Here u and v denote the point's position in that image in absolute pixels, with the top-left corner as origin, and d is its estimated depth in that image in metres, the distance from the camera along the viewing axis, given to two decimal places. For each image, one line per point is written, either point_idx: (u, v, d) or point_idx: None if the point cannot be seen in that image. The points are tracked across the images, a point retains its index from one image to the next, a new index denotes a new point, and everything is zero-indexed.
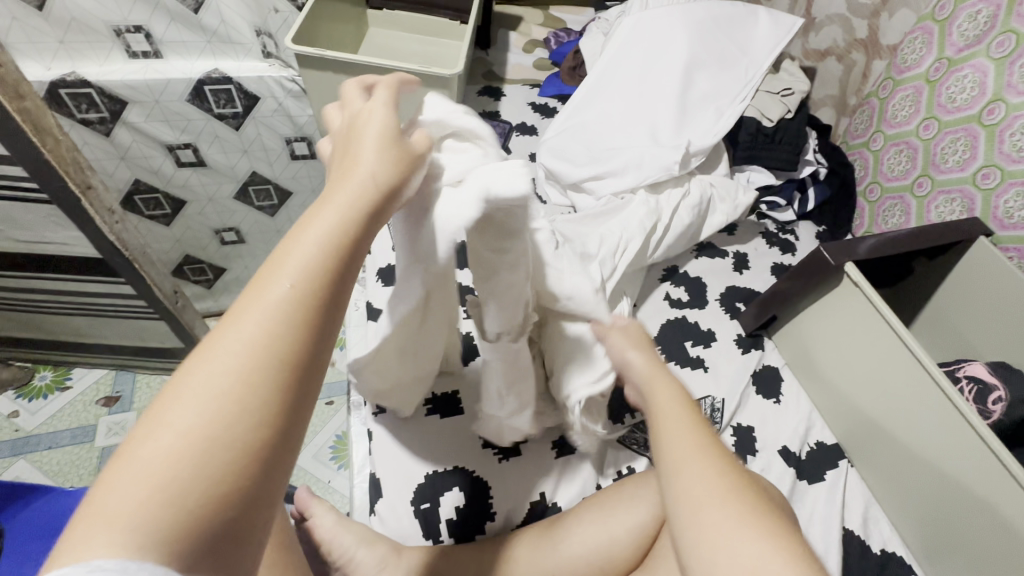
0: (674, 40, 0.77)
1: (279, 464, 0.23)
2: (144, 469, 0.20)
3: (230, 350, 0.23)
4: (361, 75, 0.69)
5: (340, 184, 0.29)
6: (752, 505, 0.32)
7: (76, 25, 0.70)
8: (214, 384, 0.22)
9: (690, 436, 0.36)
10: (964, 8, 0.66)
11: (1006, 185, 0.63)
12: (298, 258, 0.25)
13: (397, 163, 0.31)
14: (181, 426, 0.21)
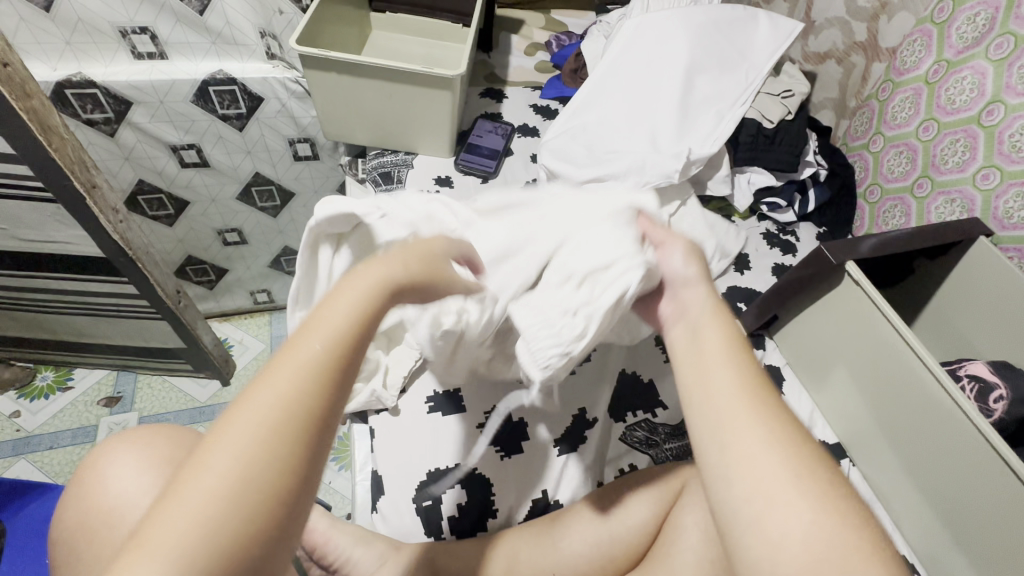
0: (675, 43, 0.77)
1: (296, 509, 0.27)
2: (185, 509, 0.24)
3: (263, 406, 0.27)
4: (365, 76, 0.69)
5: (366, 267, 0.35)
6: (825, 480, 0.29)
7: (83, 26, 0.70)
8: (250, 436, 0.26)
9: (754, 401, 0.32)
10: (963, 10, 0.67)
11: (1006, 186, 0.63)
12: (327, 330, 0.30)
13: (417, 258, 0.37)
14: (220, 471, 0.25)
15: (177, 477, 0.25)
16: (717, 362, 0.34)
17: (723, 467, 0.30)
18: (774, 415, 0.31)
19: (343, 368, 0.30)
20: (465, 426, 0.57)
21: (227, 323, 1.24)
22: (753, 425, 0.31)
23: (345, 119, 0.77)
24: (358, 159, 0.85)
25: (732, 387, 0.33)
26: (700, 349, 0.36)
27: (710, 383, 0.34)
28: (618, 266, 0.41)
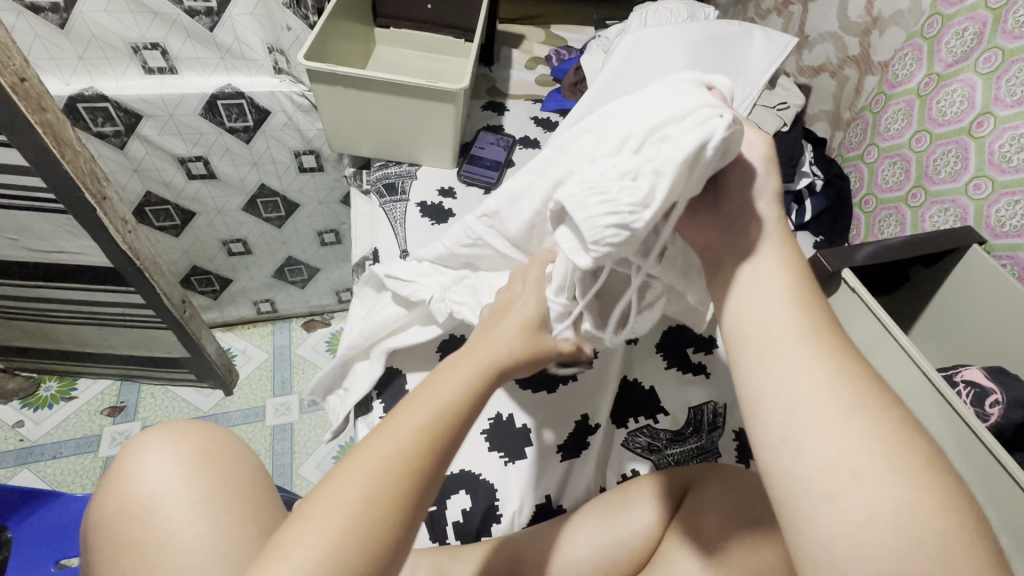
0: (673, 58, 0.79)
1: (395, 554, 0.32)
2: (318, 534, 0.30)
3: (386, 453, 0.33)
4: (370, 90, 0.71)
5: (486, 346, 0.42)
6: (919, 456, 0.29)
7: (96, 42, 0.72)
8: (372, 478, 0.32)
9: (839, 376, 0.32)
10: (951, 26, 0.69)
11: (998, 195, 0.64)
12: (442, 395, 0.36)
13: (525, 342, 0.44)
14: (351, 502, 0.31)
15: (313, 502, 0.32)
16: (789, 335, 0.34)
17: (798, 445, 0.30)
18: (853, 387, 0.31)
19: (453, 431, 0.35)
20: (469, 433, 0.57)
21: (230, 333, 1.25)
22: (830, 400, 0.31)
23: (350, 131, 0.79)
24: (362, 171, 0.87)
25: (803, 366, 0.32)
26: (766, 320, 0.35)
27: (783, 361, 0.33)
28: (695, 115, 0.35)
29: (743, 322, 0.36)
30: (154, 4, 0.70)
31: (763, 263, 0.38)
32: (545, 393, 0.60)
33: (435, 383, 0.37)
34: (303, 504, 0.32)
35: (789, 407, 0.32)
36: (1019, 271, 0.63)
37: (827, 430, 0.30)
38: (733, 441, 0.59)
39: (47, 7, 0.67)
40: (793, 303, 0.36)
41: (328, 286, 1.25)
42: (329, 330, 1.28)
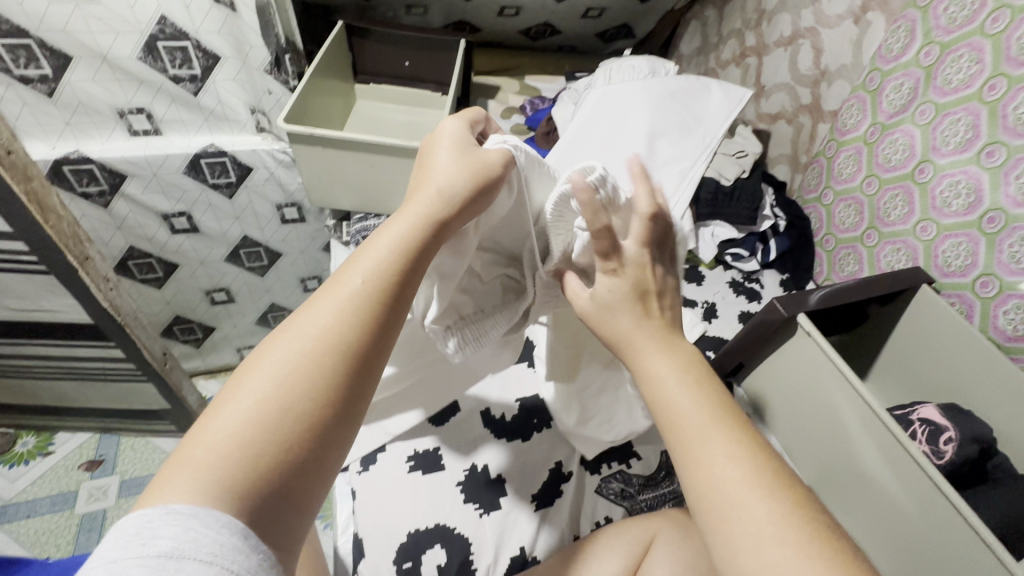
0: (636, 113, 0.84)
1: (327, 441, 0.30)
2: (228, 424, 0.28)
3: (302, 340, 0.31)
4: (346, 147, 0.74)
5: (411, 200, 0.38)
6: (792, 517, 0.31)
7: (82, 109, 0.74)
8: (286, 366, 0.30)
9: (724, 441, 0.34)
10: (889, 81, 0.74)
11: (942, 237, 0.68)
12: (364, 272, 0.34)
13: (466, 173, 0.38)
14: (260, 393, 0.29)
15: (223, 394, 0.30)
16: (694, 421, 0.35)
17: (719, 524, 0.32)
18: (755, 461, 0.33)
19: (375, 310, 0.33)
20: (445, 485, 0.58)
21: (214, 380, 1.27)
22: (743, 481, 0.32)
23: (330, 187, 0.82)
24: (342, 223, 0.90)
25: (719, 447, 0.34)
26: (669, 401, 0.37)
27: (698, 444, 0.34)
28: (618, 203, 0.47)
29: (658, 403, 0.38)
30: (141, 73, 0.72)
31: (649, 346, 0.40)
32: (522, 440, 0.62)
33: (355, 261, 0.35)
34: (214, 398, 0.30)
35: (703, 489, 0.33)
36: (967, 309, 0.66)
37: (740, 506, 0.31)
38: None
39: (36, 78, 0.68)
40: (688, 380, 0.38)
41: None
42: None
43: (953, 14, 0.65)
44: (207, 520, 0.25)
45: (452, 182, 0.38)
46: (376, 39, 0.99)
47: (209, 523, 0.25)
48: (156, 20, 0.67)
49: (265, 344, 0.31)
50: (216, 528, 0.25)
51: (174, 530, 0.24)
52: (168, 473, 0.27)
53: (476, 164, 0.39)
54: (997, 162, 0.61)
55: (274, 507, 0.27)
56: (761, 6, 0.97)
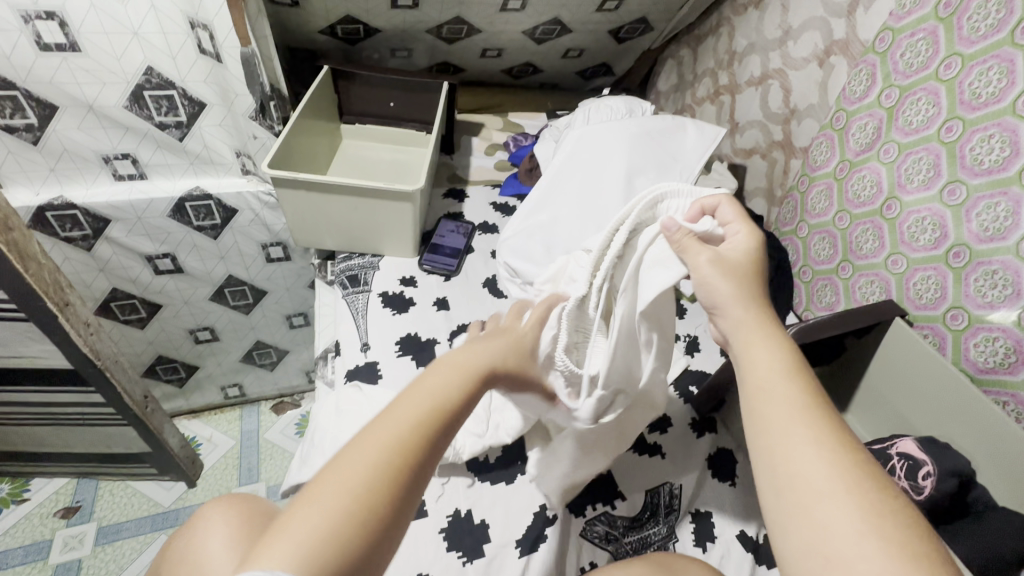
0: (614, 152, 0.86)
1: (395, 534, 0.32)
2: (319, 514, 0.29)
3: (386, 438, 0.33)
4: (330, 191, 0.75)
5: (481, 348, 0.44)
6: (876, 504, 0.30)
7: (67, 156, 0.74)
8: (373, 460, 0.32)
9: (811, 425, 0.34)
10: (855, 120, 0.77)
11: (912, 271, 0.70)
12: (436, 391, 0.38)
13: (516, 353, 0.46)
14: (350, 487, 0.31)
15: (311, 485, 0.31)
16: (783, 407, 0.35)
17: (798, 518, 0.32)
18: (852, 464, 0.32)
19: (442, 425, 0.36)
20: (427, 532, 0.57)
21: (197, 420, 1.26)
22: (834, 480, 0.31)
23: (315, 228, 0.83)
24: (327, 262, 0.90)
25: (810, 442, 0.33)
26: (765, 389, 0.37)
27: (786, 436, 0.34)
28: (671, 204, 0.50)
29: (752, 390, 0.38)
30: (127, 120, 0.74)
31: (754, 338, 0.40)
32: (505, 484, 0.62)
33: (426, 381, 0.38)
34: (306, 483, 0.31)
35: (788, 482, 0.33)
36: (939, 342, 0.68)
37: (824, 504, 0.31)
38: (692, 523, 0.62)
39: (21, 127, 0.69)
40: (784, 367, 0.38)
41: (298, 367, 1.29)
42: (298, 413, 1.31)
43: (909, 59, 0.68)
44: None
45: (510, 350, 0.46)
46: (361, 82, 1.01)
47: None
48: (142, 71, 0.69)
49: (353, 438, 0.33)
50: None
51: None
52: (261, 554, 0.28)
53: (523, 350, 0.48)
54: (959, 200, 0.63)
55: None
56: (731, 48, 1.01)
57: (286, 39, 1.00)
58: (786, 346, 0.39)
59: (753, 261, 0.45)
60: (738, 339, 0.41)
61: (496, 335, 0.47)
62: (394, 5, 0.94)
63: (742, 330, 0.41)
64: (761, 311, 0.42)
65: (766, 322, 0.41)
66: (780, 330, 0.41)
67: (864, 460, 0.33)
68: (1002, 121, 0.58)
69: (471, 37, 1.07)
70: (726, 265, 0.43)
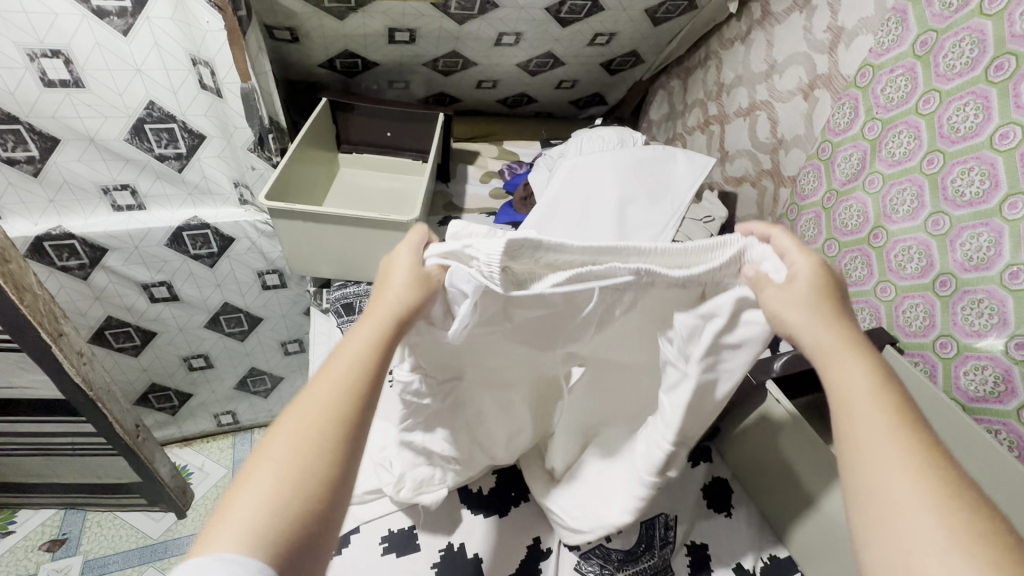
0: (607, 180, 0.88)
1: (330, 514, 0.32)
2: (257, 491, 0.30)
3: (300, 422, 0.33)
4: (327, 221, 0.76)
5: (379, 301, 0.40)
6: (969, 524, 0.29)
7: (67, 186, 0.75)
8: (294, 446, 0.32)
9: (897, 442, 0.33)
10: (840, 151, 0.79)
11: (901, 298, 0.71)
12: (350, 352, 0.37)
13: (419, 288, 0.41)
14: (268, 479, 0.31)
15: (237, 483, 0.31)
16: (868, 423, 0.35)
17: (881, 539, 0.31)
18: (944, 484, 0.31)
19: (355, 395, 0.35)
20: (420, 567, 0.57)
21: (188, 448, 1.25)
22: (926, 507, 0.30)
23: (310, 257, 0.84)
24: (323, 290, 0.91)
25: (899, 466, 0.32)
26: (849, 407, 0.36)
27: (873, 457, 0.33)
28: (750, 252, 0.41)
29: (837, 405, 0.37)
30: (128, 153, 0.75)
31: (841, 352, 0.38)
32: (499, 516, 0.62)
33: (342, 346, 0.38)
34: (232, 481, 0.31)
35: (873, 501, 0.32)
36: (930, 369, 0.68)
37: (909, 526, 0.30)
38: (687, 555, 0.61)
39: (22, 160, 0.70)
40: (870, 382, 0.36)
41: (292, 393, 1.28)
42: None
43: (890, 94, 0.70)
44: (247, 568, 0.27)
45: (410, 286, 0.41)
46: (359, 113, 1.03)
47: None
48: (144, 105, 0.71)
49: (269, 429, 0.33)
50: None
51: None
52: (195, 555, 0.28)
53: (426, 286, 0.41)
54: (943, 230, 0.65)
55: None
56: (720, 80, 1.04)
57: (285, 72, 1.03)
58: (876, 363, 0.38)
59: (823, 288, 0.40)
60: (816, 355, 0.39)
61: (386, 273, 0.43)
62: (391, 40, 0.96)
63: (822, 347, 0.39)
64: (842, 326, 0.39)
65: (850, 341, 0.39)
66: (868, 347, 0.38)
67: (956, 478, 0.31)
68: (981, 154, 0.59)
69: (466, 70, 1.10)
70: (797, 289, 0.39)
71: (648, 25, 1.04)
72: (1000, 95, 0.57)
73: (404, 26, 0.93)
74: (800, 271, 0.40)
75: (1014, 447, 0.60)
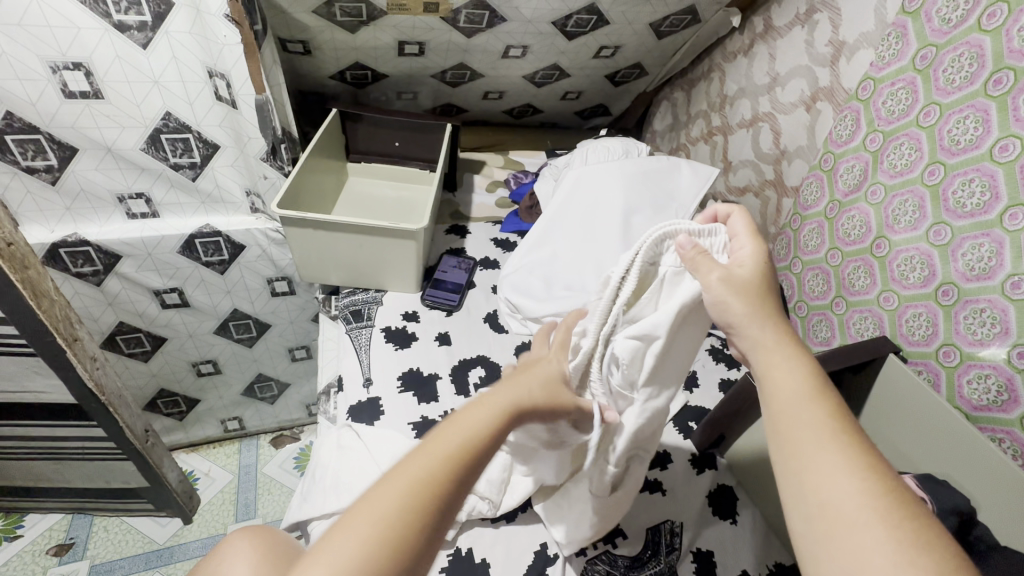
0: (609, 192, 0.89)
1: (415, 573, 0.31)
2: (366, 528, 0.30)
3: (423, 471, 0.33)
4: (337, 229, 0.77)
5: (519, 383, 0.41)
6: (906, 525, 0.30)
7: (83, 195, 0.77)
8: (410, 495, 0.32)
9: (836, 445, 0.34)
10: (843, 162, 0.80)
11: (904, 307, 0.72)
12: (480, 420, 0.37)
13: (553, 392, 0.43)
14: (380, 518, 0.31)
15: (350, 513, 0.31)
16: (807, 427, 0.36)
17: (826, 541, 0.31)
18: (881, 487, 0.32)
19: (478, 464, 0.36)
20: None
21: (195, 453, 1.26)
22: (864, 508, 0.31)
23: (320, 265, 0.85)
24: (331, 297, 0.92)
25: (837, 464, 0.33)
26: (789, 412, 0.37)
27: (813, 461, 0.34)
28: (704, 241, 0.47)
29: (774, 407, 0.38)
30: (143, 162, 0.77)
31: (779, 357, 0.40)
32: (506, 522, 0.63)
33: (470, 411, 0.38)
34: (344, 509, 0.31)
35: (819, 507, 0.32)
36: (934, 378, 0.69)
37: (851, 529, 0.31)
38: (693, 561, 0.62)
39: (42, 168, 0.71)
40: (808, 389, 0.38)
41: (298, 400, 1.29)
42: (297, 446, 1.31)
43: (891, 106, 0.71)
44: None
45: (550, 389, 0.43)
46: (368, 123, 1.05)
47: None
48: (160, 116, 0.72)
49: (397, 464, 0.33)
50: None
51: None
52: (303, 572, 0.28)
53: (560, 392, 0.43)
54: (945, 240, 0.65)
55: None
56: (723, 92, 1.05)
57: (297, 84, 1.05)
58: (812, 369, 0.39)
59: (766, 276, 0.44)
60: (756, 361, 0.41)
61: (529, 365, 0.45)
62: (401, 52, 0.98)
63: (762, 349, 0.41)
64: (783, 330, 0.42)
65: (786, 344, 0.41)
66: (803, 353, 0.40)
67: (890, 479, 0.32)
68: (981, 165, 0.60)
69: (473, 82, 1.12)
70: (737, 281, 0.43)
71: (652, 38, 1.06)
72: (999, 108, 0.58)
73: (414, 39, 0.95)
74: (745, 256, 0.45)
75: (1018, 455, 0.61)
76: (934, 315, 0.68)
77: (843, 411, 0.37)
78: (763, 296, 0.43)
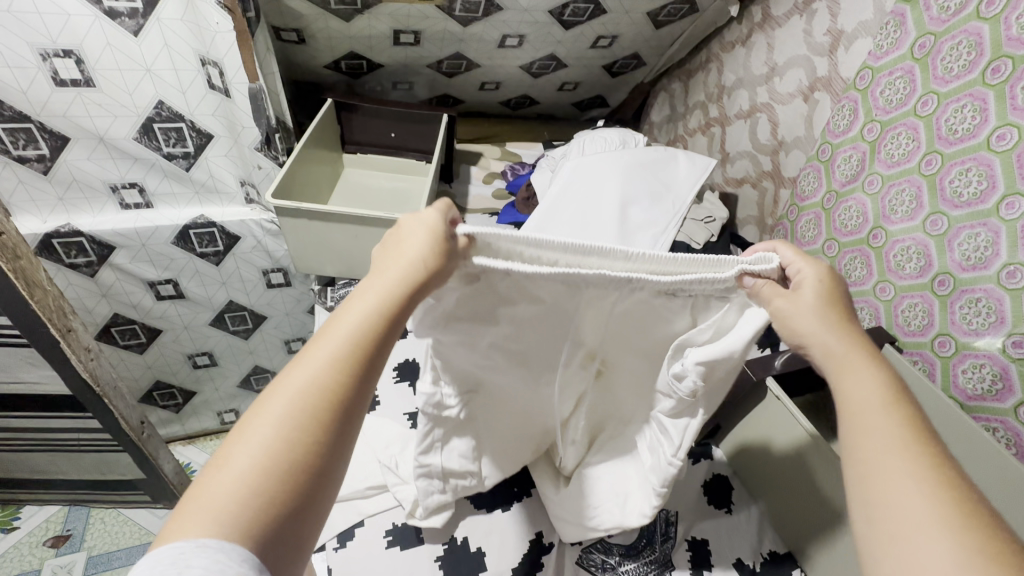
0: (608, 183, 0.89)
1: (316, 492, 0.30)
2: (241, 461, 0.29)
3: (297, 389, 0.31)
4: (334, 220, 0.77)
5: (394, 261, 0.37)
6: (976, 538, 0.29)
7: (76, 184, 0.76)
8: (285, 420, 0.30)
9: (907, 453, 0.33)
10: (839, 153, 0.80)
11: (900, 298, 0.72)
12: (349, 325, 0.34)
13: (437, 251, 0.37)
14: (255, 449, 0.29)
15: (225, 449, 0.30)
16: (876, 433, 0.35)
17: (885, 546, 0.31)
18: (953, 499, 0.31)
19: (361, 368, 0.33)
20: (421, 562, 0.58)
21: (192, 446, 1.27)
22: (927, 509, 0.31)
23: (316, 256, 0.84)
24: (327, 288, 0.92)
25: (907, 472, 0.33)
26: (862, 417, 0.36)
27: (878, 463, 0.34)
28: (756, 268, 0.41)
29: (847, 412, 0.37)
30: (136, 151, 0.76)
31: (852, 364, 0.39)
32: (501, 511, 0.63)
33: (339, 316, 0.35)
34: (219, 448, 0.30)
35: (882, 513, 0.32)
36: (929, 368, 0.69)
37: (913, 536, 0.30)
38: (688, 550, 0.62)
39: (33, 158, 0.70)
40: (884, 397, 0.37)
41: None
42: None
43: (889, 96, 0.71)
44: (230, 556, 0.26)
45: (430, 246, 0.37)
46: (363, 114, 1.05)
47: (233, 556, 0.26)
48: (154, 105, 0.72)
49: (263, 395, 0.31)
50: (237, 561, 0.26)
51: (202, 560, 0.25)
52: (181, 512, 0.27)
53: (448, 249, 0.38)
54: (942, 230, 0.65)
55: (275, 544, 0.28)
56: (720, 82, 1.05)
57: (291, 74, 1.04)
58: (890, 378, 0.38)
59: (832, 290, 0.42)
60: (828, 366, 0.40)
61: (405, 233, 0.39)
62: (396, 42, 0.98)
63: (833, 356, 0.39)
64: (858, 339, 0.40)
65: (863, 354, 0.39)
66: (881, 363, 0.39)
67: (964, 491, 0.32)
68: (978, 155, 0.60)
69: (470, 72, 1.11)
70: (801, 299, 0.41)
71: (650, 27, 1.05)
72: (997, 97, 0.58)
73: (409, 28, 0.94)
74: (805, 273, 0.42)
75: (1011, 445, 0.61)
76: (930, 306, 0.68)
77: (919, 420, 0.36)
78: (831, 311, 0.41)
